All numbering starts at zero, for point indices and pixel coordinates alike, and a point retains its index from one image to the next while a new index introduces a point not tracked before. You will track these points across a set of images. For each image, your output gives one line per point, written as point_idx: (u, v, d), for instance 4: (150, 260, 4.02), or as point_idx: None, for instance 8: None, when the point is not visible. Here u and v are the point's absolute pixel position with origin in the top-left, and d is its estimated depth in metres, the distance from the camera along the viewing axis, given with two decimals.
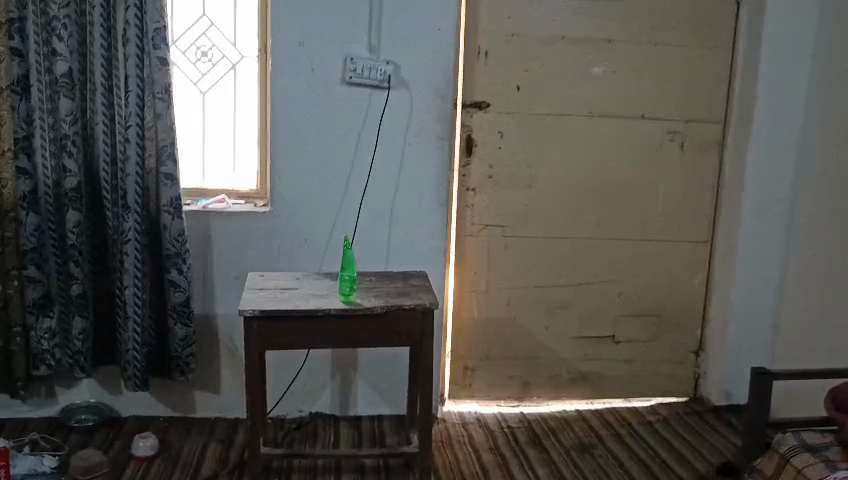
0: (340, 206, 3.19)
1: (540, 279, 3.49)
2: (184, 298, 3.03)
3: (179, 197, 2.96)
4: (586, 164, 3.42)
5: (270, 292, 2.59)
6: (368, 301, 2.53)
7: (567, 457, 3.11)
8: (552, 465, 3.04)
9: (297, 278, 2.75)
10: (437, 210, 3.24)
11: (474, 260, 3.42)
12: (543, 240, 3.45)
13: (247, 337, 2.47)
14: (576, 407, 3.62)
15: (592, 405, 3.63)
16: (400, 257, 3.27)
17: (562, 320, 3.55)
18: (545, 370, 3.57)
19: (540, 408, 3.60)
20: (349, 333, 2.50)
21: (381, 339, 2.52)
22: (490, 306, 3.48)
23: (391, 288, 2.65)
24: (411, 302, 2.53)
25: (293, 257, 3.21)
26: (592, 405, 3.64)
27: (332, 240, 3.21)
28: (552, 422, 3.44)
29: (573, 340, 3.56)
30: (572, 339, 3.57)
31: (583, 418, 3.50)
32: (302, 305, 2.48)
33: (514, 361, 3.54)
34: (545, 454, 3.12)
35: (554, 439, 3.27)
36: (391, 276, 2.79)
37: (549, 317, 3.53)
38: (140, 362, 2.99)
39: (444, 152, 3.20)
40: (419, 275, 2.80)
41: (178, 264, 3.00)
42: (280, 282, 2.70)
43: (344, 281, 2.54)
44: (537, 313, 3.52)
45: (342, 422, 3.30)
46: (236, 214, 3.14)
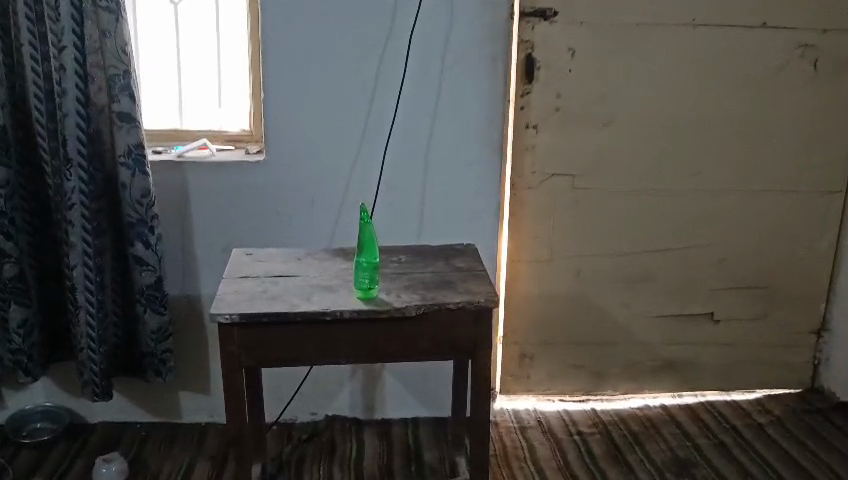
0: (358, 157, 2.40)
1: (620, 243, 2.68)
2: (154, 279, 2.30)
3: (141, 144, 2.20)
4: (685, 92, 2.56)
5: (261, 283, 1.83)
6: (397, 297, 1.76)
7: None
8: None
9: (298, 259, 1.99)
10: (485, 161, 2.43)
11: (534, 220, 2.62)
12: (624, 193, 2.63)
13: (225, 351, 1.72)
14: (661, 402, 2.87)
15: (680, 400, 2.87)
16: (436, 223, 2.48)
17: (647, 294, 2.74)
18: (623, 358, 2.80)
19: (616, 405, 2.85)
20: (368, 344, 1.74)
21: (414, 351, 1.76)
22: (555, 278, 2.69)
23: (430, 276, 1.88)
24: (459, 298, 1.75)
25: (296, 228, 2.44)
26: (681, 400, 2.88)
27: (347, 203, 2.43)
28: (634, 426, 2.70)
29: (661, 320, 2.77)
30: (660, 318, 2.77)
31: (673, 419, 2.75)
32: (302, 305, 1.72)
33: (584, 348, 2.78)
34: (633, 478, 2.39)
35: (640, 453, 2.53)
36: (429, 256, 2.01)
37: (631, 292, 2.73)
38: (98, 365, 2.27)
39: (496, 78, 2.36)
40: (468, 253, 2.02)
41: (143, 234, 2.26)
42: (275, 266, 1.94)
43: (362, 269, 1.74)
44: (616, 286, 2.72)
45: (366, 430, 2.59)
46: (221, 164, 2.37)
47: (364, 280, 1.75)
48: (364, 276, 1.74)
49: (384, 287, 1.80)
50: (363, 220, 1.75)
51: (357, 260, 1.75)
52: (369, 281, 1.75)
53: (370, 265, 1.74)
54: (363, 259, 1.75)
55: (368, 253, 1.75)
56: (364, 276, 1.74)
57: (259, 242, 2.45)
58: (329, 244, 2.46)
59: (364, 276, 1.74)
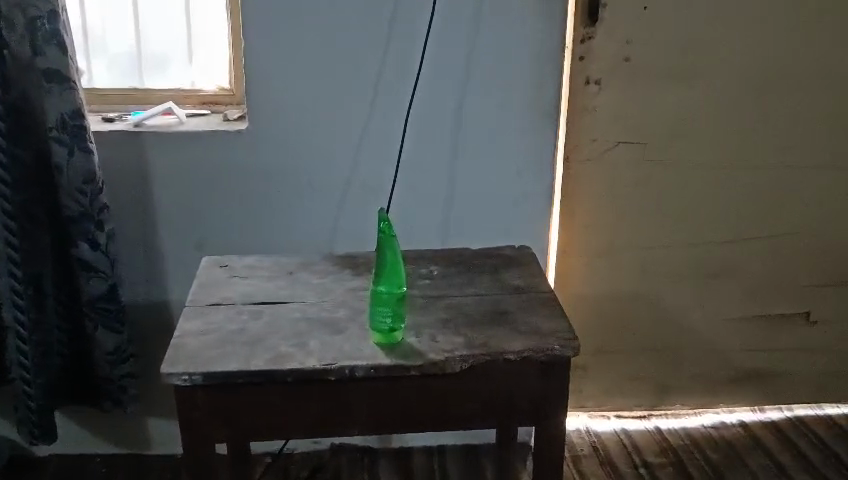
0: (369, 127, 1.83)
1: (700, 229, 2.13)
2: (107, 287, 1.78)
3: (79, 112, 1.64)
4: (792, 37, 1.97)
5: (238, 318, 1.29)
6: (434, 340, 1.23)
7: None
8: None
9: (291, 273, 1.46)
10: (536, 130, 1.87)
11: (592, 201, 2.07)
12: (708, 167, 2.07)
13: (187, 421, 1.19)
14: (740, 419, 2.35)
15: (762, 415, 2.36)
16: (470, 215, 1.93)
17: (729, 292, 2.21)
18: (696, 368, 2.28)
19: (686, 424, 2.33)
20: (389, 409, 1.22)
21: (458, 420, 1.24)
22: (617, 273, 2.15)
23: (476, 303, 1.34)
24: (519, 342, 1.22)
25: (291, 223, 1.90)
26: (764, 416, 2.36)
27: (355, 189, 1.88)
28: (712, 453, 2.19)
29: (744, 322, 2.24)
30: (743, 320, 2.24)
31: (759, 444, 2.24)
32: (296, 357, 1.19)
33: (649, 356, 2.25)
34: None
35: None
36: (469, 269, 1.47)
37: (710, 289, 2.19)
38: (35, 399, 1.78)
39: (551, 19, 1.78)
40: (521, 264, 1.48)
41: (88, 231, 1.72)
42: (259, 286, 1.41)
43: (377, 301, 1.21)
44: (692, 282, 2.18)
45: (383, 462, 2.09)
46: (191, 136, 1.81)
47: (384, 319, 1.21)
48: (384, 313, 1.21)
49: (413, 323, 1.27)
50: (384, 233, 1.20)
51: (373, 291, 1.22)
52: (392, 321, 1.21)
53: (392, 297, 1.20)
54: (381, 289, 1.21)
55: (390, 281, 1.21)
56: (384, 313, 1.21)
57: (244, 239, 1.91)
58: (332, 241, 1.92)
59: (384, 314, 1.21)
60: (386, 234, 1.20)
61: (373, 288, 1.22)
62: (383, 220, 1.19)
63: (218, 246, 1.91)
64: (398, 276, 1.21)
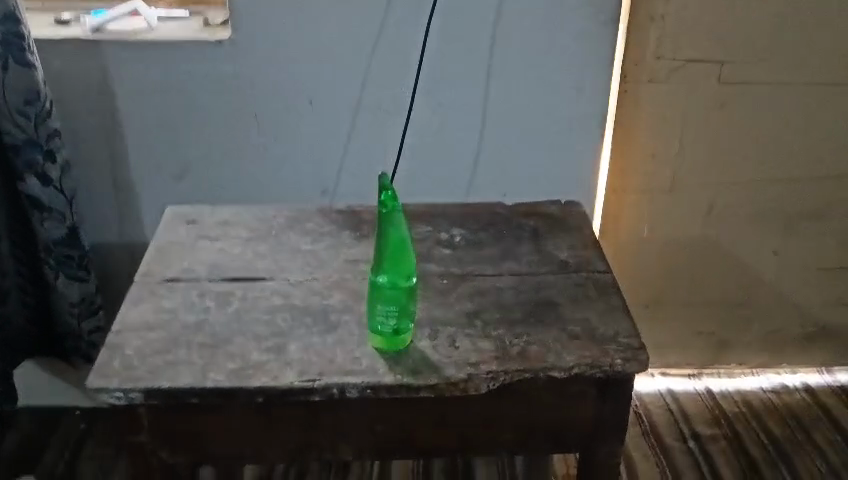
0: (382, 38, 1.47)
1: (780, 167, 1.76)
2: (64, 231, 1.47)
3: (13, 16, 1.30)
4: None
5: (200, 304, 0.99)
6: (454, 346, 0.92)
7: None
8: None
9: (273, 233, 1.14)
10: (590, 45, 1.49)
11: (654, 130, 1.71)
12: (798, 91, 1.68)
13: (128, 443, 0.92)
14: (806, 382, 2.04)
15: (831, 379, 2.05)
16: (504, 151, 1.58)
17: (809, 241, 1.85)
18: (762, 326, 1.96)
19: (741, 385, 2.02)
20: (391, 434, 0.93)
21: (480, 446, 0.94)
22: (676, 218, 1.81)
23: (511, 289, 1.02)
24: (567, 353, 0.91)
25: (285, 155, 1.57)
26: (833, 379, 2.05)
27: (363, 115, 1.53)
28: (772, 425, 1.90)
29: (823, 275, 1.90)
30: (822, 274, 1.90)
31: (826, 416, 1.94)
32: (269, 369, 0.89)
33: (708, 311, 1.94)
34: None
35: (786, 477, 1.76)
36: (503, 234, 1.15)
37: (787, 237, 1.85)
38: None
39: None
40: (568, 229, 1.15)
41: (36, 165, 1.41)
42: (230, 252, 1.10)
43: (376, 296, 0.89)
44: (764, 230, 1.83)
45: None
46: (160, 45, 1.46)
47: (386, 320, 0.89)
48: (386, 312, 0.89)
49: (427, 319, 0.96)
50: (385, 207, 0.87)
51: (371, 281, 0.90)
52: (396, 323, 0.89)
53: (396, 292, 0.88)
54: (383, 279, 0.89)
55: (395, 269, 0.88)
56: (387, 313, 0.89)
57: (230, 174, 1.58)
58: (336, 180, 1.59)
59: (386, 313, 0.89)
60: (388, 209, 0.87)
61: (372, 277, 0.90)
62: (384, 189, 0.86)
63: (195, 180, 1.58)
64: (405, 262, 0.88)
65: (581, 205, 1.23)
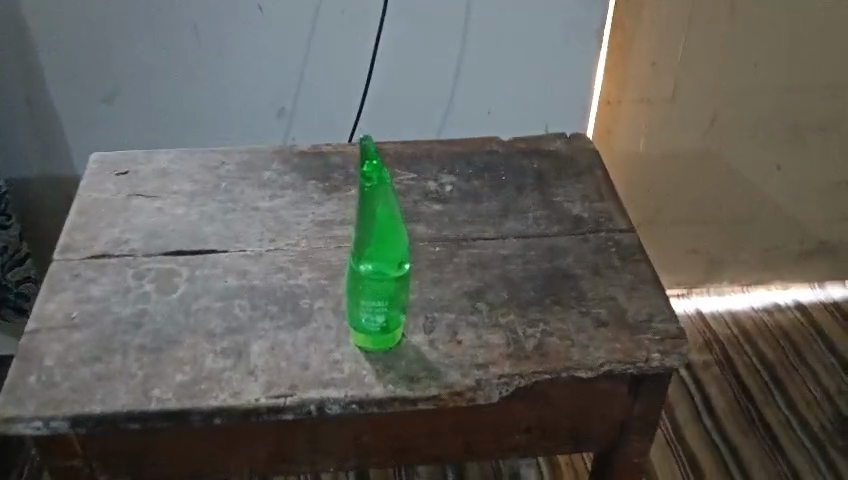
0: None
1: (790, 75, 1.58)
2: None
3: None
4: None
5: (137, 290, 0.80)
6: (457, 341, 0.75)
7: (825, 469, 1.51)
8: None
9: (223, 186, 0.93)
10: None
11: (656, 33, 1.50)
12: None
13: (55, 470, 0.74)
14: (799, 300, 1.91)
15: (824, 294, 1.93)
16: (491, 66, 1.36)
17: (814, 153, 1.69)
18: (756, 242, 1.83)
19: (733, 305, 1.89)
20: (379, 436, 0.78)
21: (484, 442, 0.81)
22: (675, 131, 1.62)
23: (519, 258, 0.85)
24: (594, 345, 0.75)
25: (236, 79, 1.32)
26: (825, 295, 1.93)
27: (326, 24, 1.28)
28: (764, 346, 1.78)
29: (825, 189, 1.76)
30: (824, 187, 1.75)
31: (820, 335, 1.83)
32: (227, 381, 0.71)
33: (705, 229, 1.79)
34: (781, 461, 1.52)
35: (781, 403, 1.64)
36: (502, 182, 0.96)
37: (793, 149, 1.68)
38: None
39: None
40: (579, 173, 0.97)
41: None
42: (170, 213, 0.89)
43: (357, 285, 0.70)
44: (768, 143, 1.66)
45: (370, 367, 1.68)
46: None
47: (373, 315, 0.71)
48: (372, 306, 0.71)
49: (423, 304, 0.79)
50: (371, 179, 0.66)
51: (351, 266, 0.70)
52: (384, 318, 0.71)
53: (382, 281, 0.69)
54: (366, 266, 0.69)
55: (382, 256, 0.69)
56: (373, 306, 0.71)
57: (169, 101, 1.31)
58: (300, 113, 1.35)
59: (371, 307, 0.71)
60: (374, 180, 0.65)
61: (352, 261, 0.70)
62: (369, 157, 0.64)
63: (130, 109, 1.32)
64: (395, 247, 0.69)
65: (590, 140, 1.04)
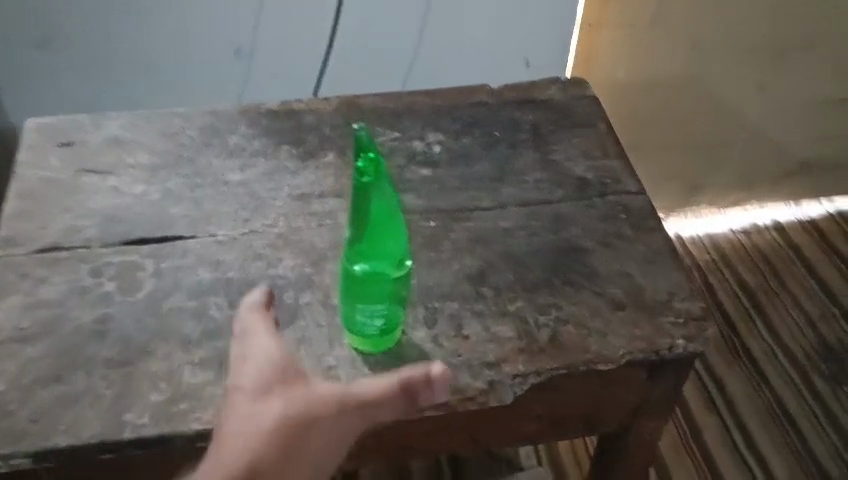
0: None
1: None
2: None
3: None
4: None
5: (97, 289, 0.70)
6: (464, 336, 0.68)
7: (820, 408, 1.28)
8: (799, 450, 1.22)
9: (185, 156, 0.82)
10: None
11: None
12: None
13: None
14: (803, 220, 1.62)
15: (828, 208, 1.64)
16: None
17: (815, 63, 1.43)
18: (748, 167, 1.57)
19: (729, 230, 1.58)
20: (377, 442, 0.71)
21: (490, 435, 0.74)
22: (664, 52, 1.35)
23: (522, 231, 0.76)
24: (613, 333, 0.68)
25: (185, 18, 1.16)
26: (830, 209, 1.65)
27: None
28: (762, 273, 1.49)
29: (824, 103, 1.50)
30: (823, 102, 1.50)
31: (817, 245, 1.57)
32: (210, 399, 0.63)
33: (693, 155, 1.53)
34: (772, 399, 1.29)
35: (779, 336, 1.38)
36: (497, 139, 0.87)
37: (794, 61, 1.42)
38: None
39: None
40: (580, 126, 0.88)
41: None
42: (126, 193, 0.78)
43: (349, 286, 0.64)
44: (764, 56, 1.40)
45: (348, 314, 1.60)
46: None
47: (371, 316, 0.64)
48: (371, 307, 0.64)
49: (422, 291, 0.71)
50: (367, 176, 0.60)
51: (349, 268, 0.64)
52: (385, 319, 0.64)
53: (374, 282, 0.64)
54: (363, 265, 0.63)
55: (379, 254, 0.63)
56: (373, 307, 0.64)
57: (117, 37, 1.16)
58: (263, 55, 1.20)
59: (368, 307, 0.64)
60: (370, 176, 0.60)
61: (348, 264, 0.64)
62: (365, 150, 0.59)
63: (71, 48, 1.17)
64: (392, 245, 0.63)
65: (589, 85, 0.94)
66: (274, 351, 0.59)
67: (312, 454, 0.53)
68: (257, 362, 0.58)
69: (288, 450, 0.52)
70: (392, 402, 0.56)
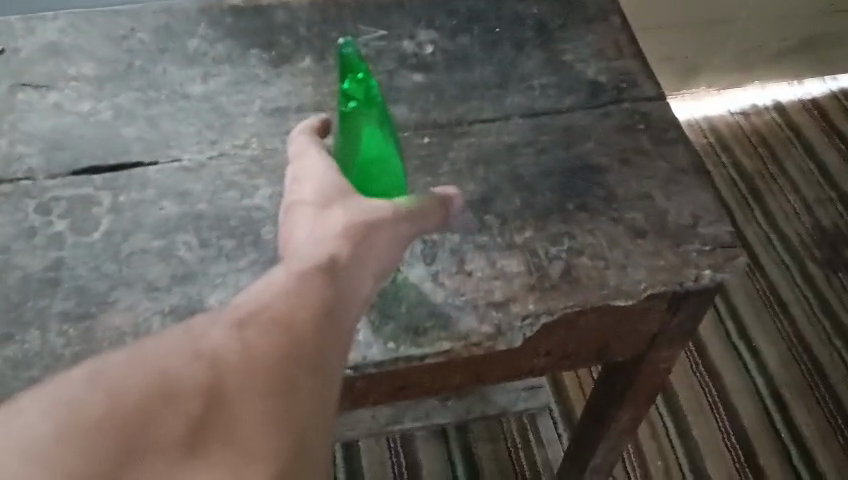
0: None
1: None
2: None
3: None
4: None
5: (48, 231, 0.61)
6: (466, 273, 0.61)
7: (815, 302, 1.23)
8: (793, 348, 1.18)
9: (140, 66, 0.71)
10: None
11: None
12: None
13: None
14: (809, 94, 1.51)
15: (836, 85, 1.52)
16: None
17: None
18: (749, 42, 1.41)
19: (730, 108, 1.47)
20: (371, 388, 0.65)
21: (493, 374, 0.68)
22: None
23: (530, 148, 0.69)
24: (633, 264, 0.61)
25: None
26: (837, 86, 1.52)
27: None
28: (765, 159, 1.40)
29: None
30: None
31: (825, 125, 1.46)
32: None
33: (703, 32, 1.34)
34: (767, 295, 1.23)
35: (779, 229, 1.30)
36: (497, 37, 0.77)
37: None
38: None
39: None
40: (591, 23, 0.78)
41: None
42: (74, 111, 0.68)
43: None
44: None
45: None
46: None
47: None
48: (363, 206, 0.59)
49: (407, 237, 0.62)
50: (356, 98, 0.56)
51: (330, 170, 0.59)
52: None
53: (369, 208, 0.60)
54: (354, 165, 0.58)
55: (380, 162, 0.58)
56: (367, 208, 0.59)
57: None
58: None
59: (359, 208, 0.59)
60: (359, 99, 0.55)
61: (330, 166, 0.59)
62: (352, 69, 0.55)
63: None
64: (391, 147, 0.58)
65: None
66: (325, 173, 0.57)
67: (378, 252, 0.53)
68: (316, 182, 0.56)
69: (361, 248, 0.52)
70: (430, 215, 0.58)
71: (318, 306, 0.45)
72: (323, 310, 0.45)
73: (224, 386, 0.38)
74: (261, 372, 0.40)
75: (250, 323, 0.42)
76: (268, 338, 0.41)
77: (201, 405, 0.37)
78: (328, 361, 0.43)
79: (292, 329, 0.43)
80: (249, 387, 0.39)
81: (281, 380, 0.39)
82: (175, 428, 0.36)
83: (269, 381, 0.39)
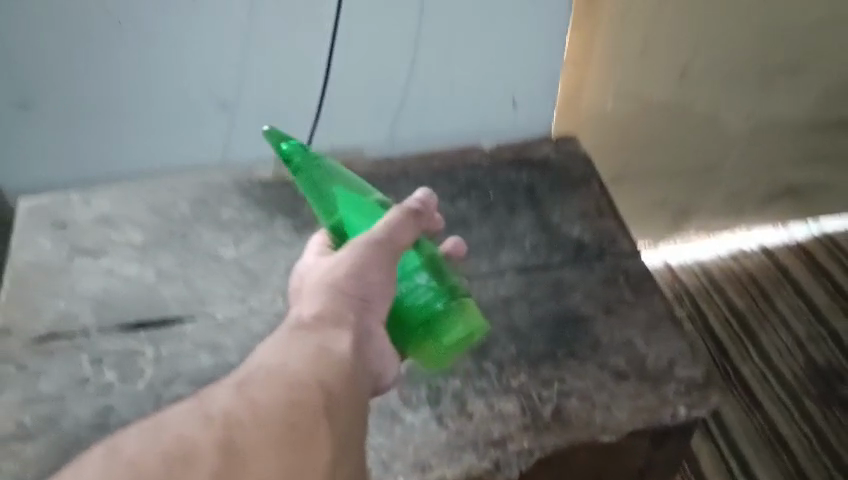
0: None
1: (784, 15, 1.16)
2: None
3: None
4: None
5: (97, 381, 0.69)
6: (467, 413, 0.68)
7: (810, 435, 1.28)
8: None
9: (179, 233, 0.82)
10: None
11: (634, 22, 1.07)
12: None
13: None
14: (793, 238, 1.60)
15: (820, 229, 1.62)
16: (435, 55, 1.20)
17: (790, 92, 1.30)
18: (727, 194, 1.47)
19: (718, 250, 1.57)
20: None
21: None
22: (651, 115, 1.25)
23: (523, 299, 0.78)
24: (620, 407, 0.69)
25: None
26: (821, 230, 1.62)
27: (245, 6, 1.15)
28: (755, 297, 1.48)
29: (798, 134, 1.39)
30: (798, 134, 1.39)
31: (808, 268, 1.56)
32: None
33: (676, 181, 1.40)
34: (766, 429, 1.28)
35: (773, 364, 1.37)
36: (492, 202, 0.87)
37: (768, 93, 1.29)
38: None
39: None
40: (573, 189, 0.89)
41: None
42: (121, 273, 0.78)
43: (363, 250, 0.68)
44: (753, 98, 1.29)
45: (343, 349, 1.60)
46: None
47: (420, 286, 0.64)
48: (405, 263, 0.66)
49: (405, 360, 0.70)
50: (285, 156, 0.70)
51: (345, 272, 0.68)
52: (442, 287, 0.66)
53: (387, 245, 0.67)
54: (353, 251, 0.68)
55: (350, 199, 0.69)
56: (411, 266, 0.66)
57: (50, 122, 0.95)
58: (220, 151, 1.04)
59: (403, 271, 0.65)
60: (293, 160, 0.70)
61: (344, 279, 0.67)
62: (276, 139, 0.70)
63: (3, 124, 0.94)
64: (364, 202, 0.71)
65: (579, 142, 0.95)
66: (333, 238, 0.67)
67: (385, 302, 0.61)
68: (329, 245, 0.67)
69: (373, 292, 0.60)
70: (415, 223, 0.64)
71: (324, 358, 0.53)
72: (333, 367, 0.53)
73: (238, 437, 0.45)
74: (271, 423, 0.47)
75: (252, 380, 0.50)
76: (271, 391, 0.49)
77: (221, 462, 0.44)
78: (334, 406, 0.51)
79: (300, 390, 0.50)
80: (262, 438, 0.46)
81: (297, 435, 0.47)
82: (204, 476, 0.42)
83: (278, 432, 0.46)
